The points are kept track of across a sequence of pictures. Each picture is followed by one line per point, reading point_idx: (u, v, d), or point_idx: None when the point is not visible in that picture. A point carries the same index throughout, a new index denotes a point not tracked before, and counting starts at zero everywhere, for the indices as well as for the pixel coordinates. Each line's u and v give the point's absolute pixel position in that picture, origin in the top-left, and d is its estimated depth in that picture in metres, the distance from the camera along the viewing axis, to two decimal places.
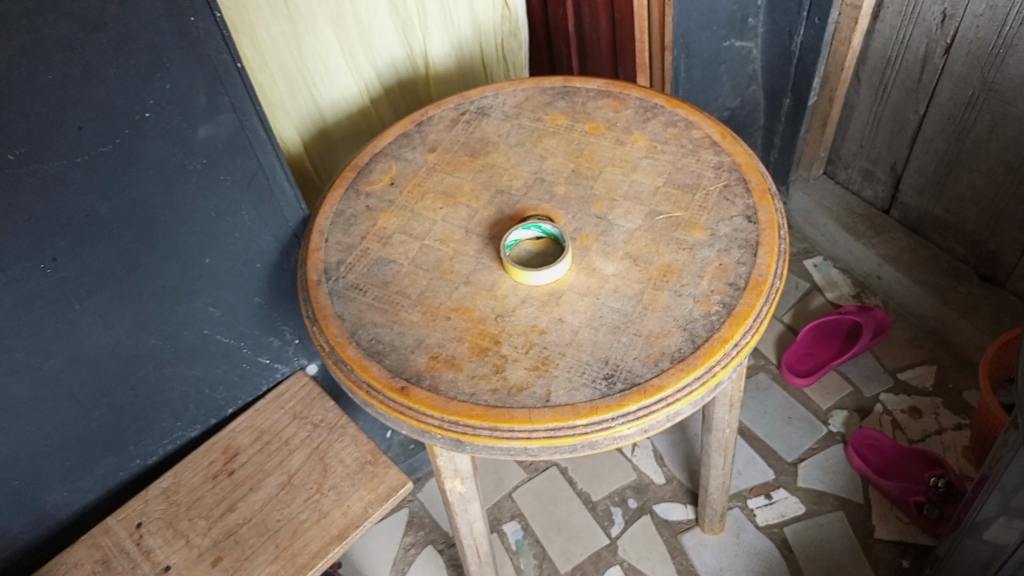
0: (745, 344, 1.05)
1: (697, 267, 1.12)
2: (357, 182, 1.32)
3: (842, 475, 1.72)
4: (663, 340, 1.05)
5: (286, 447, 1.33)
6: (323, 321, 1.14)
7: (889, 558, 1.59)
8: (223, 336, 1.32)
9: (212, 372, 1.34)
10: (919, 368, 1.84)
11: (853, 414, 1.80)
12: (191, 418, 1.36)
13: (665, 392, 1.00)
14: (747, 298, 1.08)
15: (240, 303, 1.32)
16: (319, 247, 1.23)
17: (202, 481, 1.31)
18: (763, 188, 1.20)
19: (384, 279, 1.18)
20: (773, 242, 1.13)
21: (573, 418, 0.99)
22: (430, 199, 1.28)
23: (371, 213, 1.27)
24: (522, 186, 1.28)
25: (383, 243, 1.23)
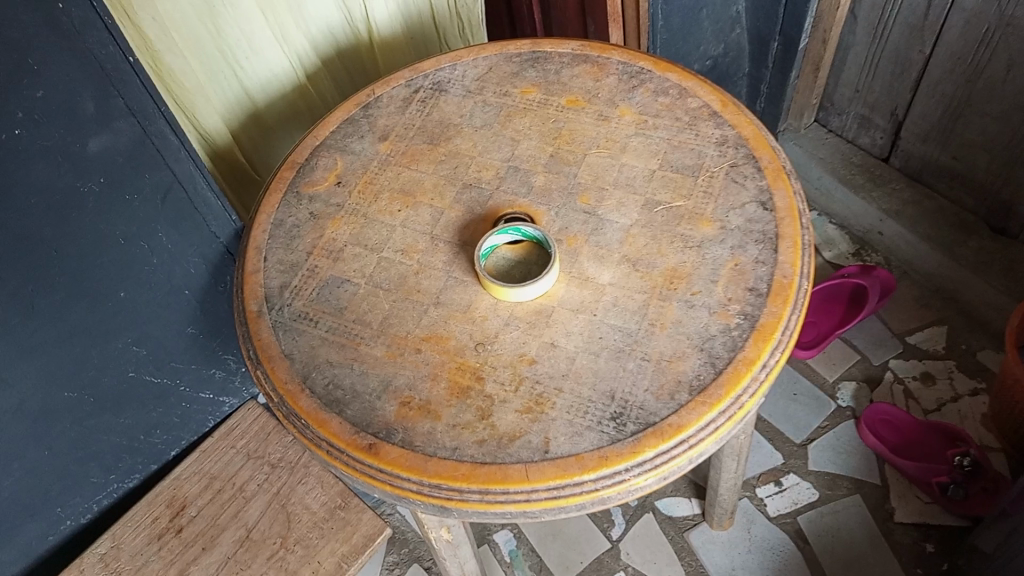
0: (775, 363, 0.88)
1: (708, 270, 0.95)
2: (298, 184, 1.10)
3: (856, 455, 1.60)
4: (678, 365, 0.89)
5: (241, 495, 1.16)
6: (269, 364, 0.95)
7: (911, 543, 1.49)
8: (153, 376, 1.11)
9: (146, 418, 1.14)
10: (929, 330, 1.71)
11: (862, 385, 1.67)
12: (127, 468, 1.17)
13: (686, 432, 0.84)
14: (772, 307, 0.91)
15: (171, 338, 1.11)
16: (257, 268, 1.03)
17: (146, 543, 1.12)
18: (777, 167, 1.02)
19: (339, 305, 0.99)
20: (796, 234, 0.96)
21: (579, 473, 0.83)
22: (386, 199, 1.08)
23: (316, 221, 1.07)
24: (493, 177, 1.08)
25: (334, 259, 1.03)
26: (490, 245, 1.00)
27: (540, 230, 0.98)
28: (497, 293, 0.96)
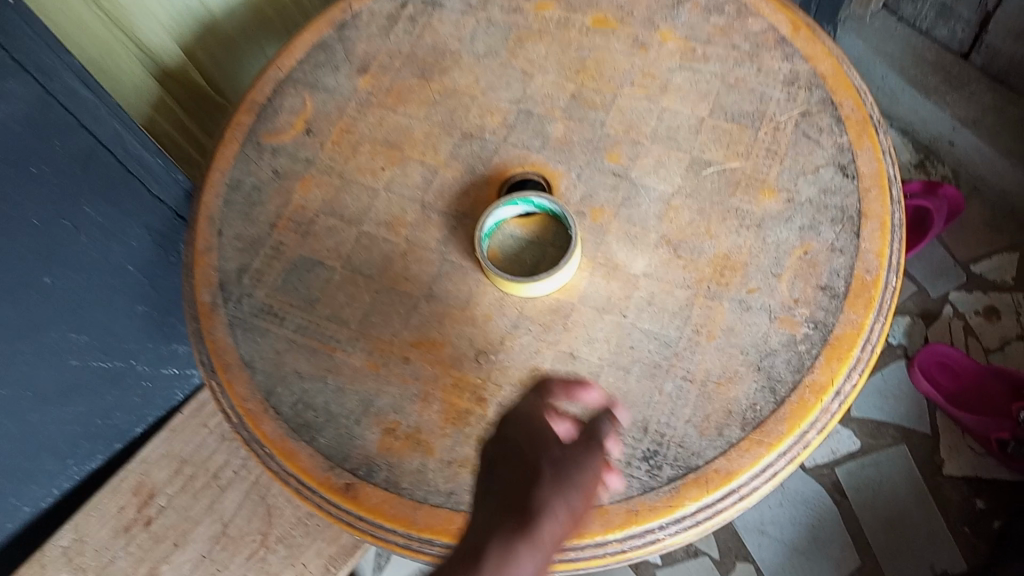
0: (851, 390, 0.70)
1: (769, 259, 0.75)
2: (258, 132, 0.89)
3: (905, 401, 1.45)
4: (728, 389, 0.71)
5: (217, 483, 1.03)
6: (225, 375, 0.78)
7: (960, 500, 1.36)
8: (100, 361, 0.96)
9: (99, 403, 1.00)
10: (997, 258, 1.51)
11: (917, 321, 1.49)
12: (86, 452, 1.03)
13: (737, 481, 0.68)
14: (851, 314, 0.72)
15: (118, 318, 0.95)
16: (210, 246, 0.84)
17: (113, 536, 1.00)
18: (863, 117, 0.80)
19: (309, 296, 0.81)
20: (884, 213, 0.75)
21: (601, 531, 0.67)
22: (367, 153, 0.87)
23: (281, 182, 0.87)
24: (499, 125, 0.86)
25: (304, 234, 0.84)
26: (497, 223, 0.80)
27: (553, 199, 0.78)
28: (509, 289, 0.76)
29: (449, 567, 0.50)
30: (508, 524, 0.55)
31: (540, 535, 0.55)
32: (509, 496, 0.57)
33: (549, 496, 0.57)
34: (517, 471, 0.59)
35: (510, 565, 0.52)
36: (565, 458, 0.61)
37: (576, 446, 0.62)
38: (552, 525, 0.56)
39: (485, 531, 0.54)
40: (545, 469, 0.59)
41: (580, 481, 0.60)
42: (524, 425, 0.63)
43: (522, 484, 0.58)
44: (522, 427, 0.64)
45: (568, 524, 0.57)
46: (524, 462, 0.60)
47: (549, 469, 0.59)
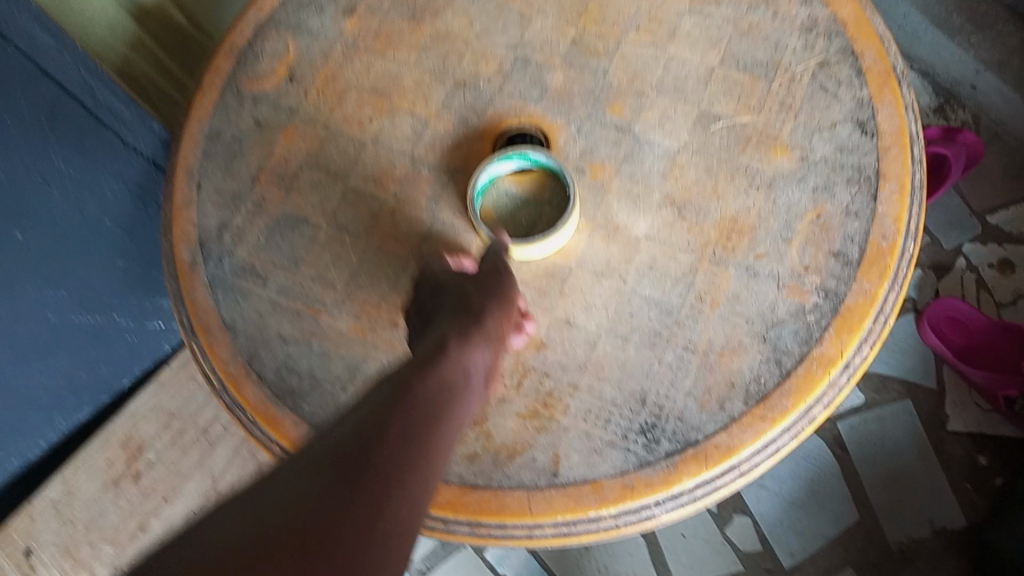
0: (861, 363, 0.67)
1: (780, 222, 0.71)
2: (238, 78, 0.84)
3: (913, 354, 1.42)
4: (731, 361, 0.68)
5: (206, 439, 1.01)
6: (206, 338, 0.75)
7: (962, 455, 1.35)
8: (80, 315, 0.94)
9: (82, 357, 0.96)
10: (1014, 209, 1.46)
11: (929, 273, 1.45)
12: (73, 405, 1.00)
13: (737, 457, 0.65)
14: (864, 283, 0.68)
15: (98, 270, 0.93)
16: (189, 201, 0.80)
17: (101, 490, 0.99)
18: (885, 68, 0.74)
19: (294, 256, 0.77)
20: (904, 174, 0.71)
21: (595, 508, 0.65)
22: (354, 103, 0.82)
23: (263, 133, 0.82)
24: (495, 73, 0.81)
25: (287, 188, 0.79)
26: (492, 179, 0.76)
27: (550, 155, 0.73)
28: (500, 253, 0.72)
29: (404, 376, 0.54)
30: (459, 326, 0.61)
31: (489, 329, 0.62)
32: (448, 309, 0.63)
33: (486, 299, 0.64)
34: (445, 296, 0.65)
35: (468, 357, 0.58)
36: (484, 274, 0.67)
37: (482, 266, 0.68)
38: (494, 320, 0.63)
39: (435, 346, 0.58)
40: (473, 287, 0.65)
41: (506, 288, 0.66)
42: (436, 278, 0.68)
43: (460, 299, 0.64)
44: (433, 277, 0.68)
45: (507, 317, 0.64)
46: (447, 290, 0.66)
47: (472, 284, 0.65)
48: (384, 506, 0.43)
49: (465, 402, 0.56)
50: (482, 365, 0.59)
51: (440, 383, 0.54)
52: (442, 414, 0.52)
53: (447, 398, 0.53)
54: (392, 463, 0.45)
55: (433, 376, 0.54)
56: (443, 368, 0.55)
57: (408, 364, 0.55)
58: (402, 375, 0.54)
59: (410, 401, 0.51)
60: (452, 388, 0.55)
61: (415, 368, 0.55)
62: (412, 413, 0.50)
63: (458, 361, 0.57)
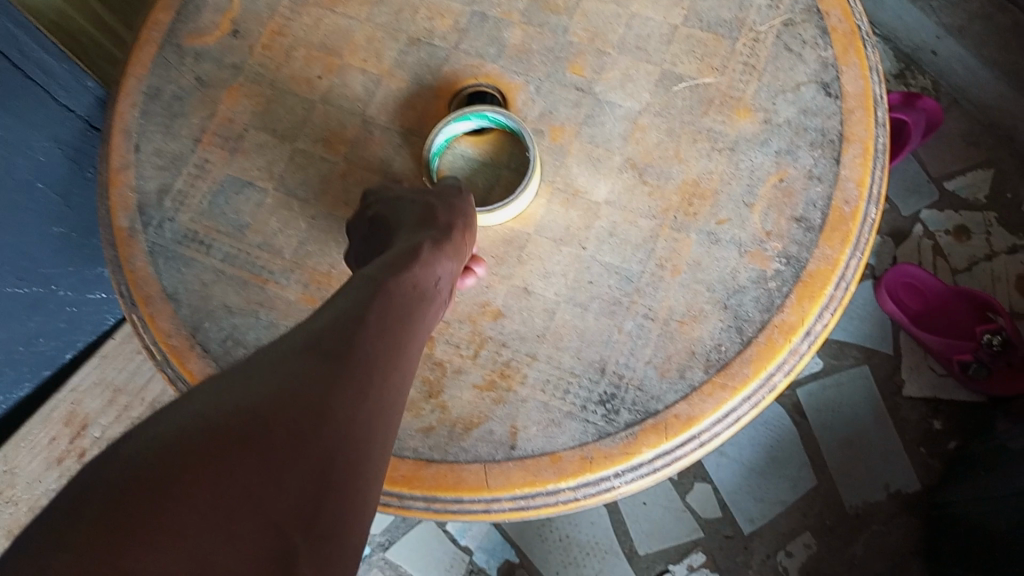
0: (821, 330, 0.66)
1: (742, 186, 0.69)
2: (177, 33, 0.79)
3: (870, 321, 1.42)
4: (691, 329, 0.66)
5: (155, 413, 0.98)
6: (147, 309, 0.71)
7: (918, 419, 1.37)
8: (17, 286, 0.88)
9: (19, 329, 0.91)
10: (971, 175, 1.47)
11: (887, 240, 1.45)
12: (12, 380, 0.95)
13: (698, 426, 0.64)
14: (825, 248, 0.67)
15: (32, 240, 0.87)
16: (127, 164, 0.75)
17: (45, 468, 0.94)
18: (850, 29, 0.73)
19: (239, 222, 0.73)
20: (868, 137, 0.69)
21: (554, 480, 0.64)
22: (301, 60, 0.78)
23: (206, 92, 0.77)
24: (450, 29, 0.77)
25: (232, 150, 0.75)
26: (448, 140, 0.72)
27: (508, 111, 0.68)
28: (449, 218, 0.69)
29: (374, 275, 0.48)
30: (425, 235, 0.55)
31: (455, 242, 0.56)
32: (409, 219, 0.57)
33: (449, 212, 0.59)
34: (402, 207, 0.59)
35: (437, 264, 0.52)
36: (443, 190, 0.61)
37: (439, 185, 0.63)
38: (462, 232, 0.58)
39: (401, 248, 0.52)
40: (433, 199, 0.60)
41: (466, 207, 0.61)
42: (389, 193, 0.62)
43: (422, 211, 0.58)
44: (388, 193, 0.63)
45: (470, 230, 0.59)
46: (405, 202, 0.60)
47: (434, 197, 0.60)
48: (360, 402, 0.38)
49: (437, 310, 0.50)
50: (450, 275, 0.53)
51: (412, 285, 0.48)
52: (415, 319, 0.46)
53: (422, 302, 0.48)
54: (363, 363, 0.40)
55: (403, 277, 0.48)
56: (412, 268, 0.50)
57: (375, 265, 0.49)
58: (367, 275, 0.48)
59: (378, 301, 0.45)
60: (424, 293, 0.49)
61: (386, 269, 0.49)
62: (385, 313, 0.44)
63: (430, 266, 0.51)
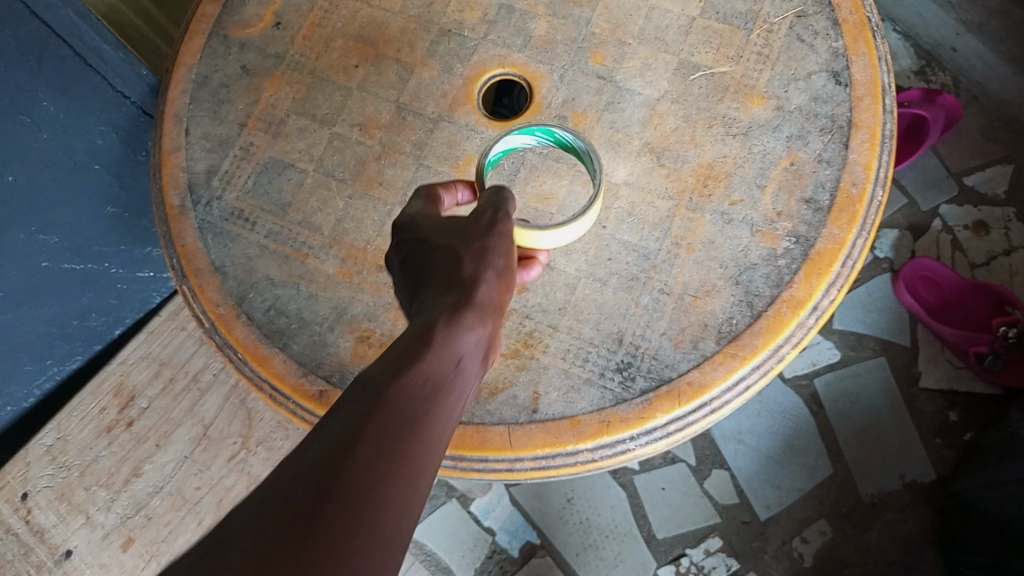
0: (829, 305, 0.69)
1: (754, 169, 0.73)
2: (223, 25, 0.85)
3: (887, 313, 1.45)
4: (704, 303, 0.70)
5: (196, 386, 1.03)
6: (195, 280, 0.76)
7: (934, 410, 1.39)
8: (74, 263, 0.95)
9: (72, 304, 0.97)
10: (990, 171, 1.49)
11: (906, 234, 1.47)
12: (65, 352, 1.01)
13: (709, 394, 0.68)
14: (833, 228, 0.70)
15: (88, 218, 0.94)
16: (176, 146, 0.81)
17: (95, 436, 1.01)
18: (860, 20, 0.76)
19: (280, 201, 0.78)
20: (875, 123, 0.73)
21: (573, 442, 0.68)
22: (338, 49, 0.83)
23: (250, 80, 0.83)
24: (479, 21, 0.82)
25: (273, 134, 0.81)
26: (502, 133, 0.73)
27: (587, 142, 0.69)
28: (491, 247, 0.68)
29: (381, 370, 0.42)
30: (445, 304, 0.48)
31: (483, 302, 0.49)
32: (433, 279, 0.51)
33: (478, 266, 0.52)
34: (427, 261, 0.53)
35: (459, 340, 0.46)
36: (475, 230, 0.54)
37: (474, 223, 0.55)
38: (490, 289, 0.51)
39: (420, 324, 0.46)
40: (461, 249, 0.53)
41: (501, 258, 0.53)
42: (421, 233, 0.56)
43: (448, 265, 0.52)
44: (418, 228, 0.56)
45: (503, 285, 0.52)
46: (431, 250, 0.54)
47: (462, 244, 0.53)
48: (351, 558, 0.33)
49: (457, 400, 0.44)
50: (476, 348, 0.47)
51: (430, 370, 0.43)
52: (430, 417, 0.41)
53: (435, 398, 0.42)
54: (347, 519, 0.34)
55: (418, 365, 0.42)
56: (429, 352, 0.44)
57: (381, 359, 0.43)
58: (370, 374, 0.42)
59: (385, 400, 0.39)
60: (441, 384, 0.43)
61: (395, 359, 0.43)
62: (390, 416, 0.39)
63: (451, 345, 0.45)
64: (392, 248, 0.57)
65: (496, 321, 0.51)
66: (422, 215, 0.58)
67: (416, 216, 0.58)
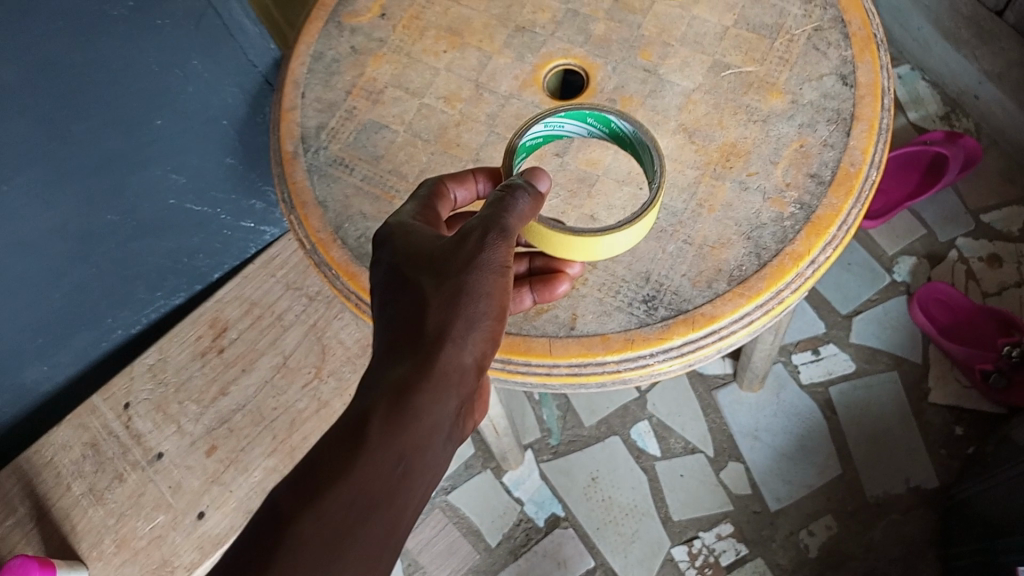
0: (825, 260, 0.83)
1: (770, 149, 0.88)
2: (339, 13, 1.04)
3: (901, 332, 1.56)
4: (721, 252, 0.84)
5: (280, 323, 1.20)
6: (302, 211, 0.92)
7: (941, 424, 1.49)
8: (194, 204, 1.14)
9: (188, 241, 1.17)
10: (1006, 210, 1.61)
11: (923, 261, 1.60)
12: (173, 286, 1.21)
13: (719, 323, 0.81)
14: (832, 199, 0.84)
15: (209, 166, 1.13)
16: (294, 105, 0.98)
17: (191, 359, 1.19)
18: (867, 35, 0.92)
19: (375, 152, 0.95)
20: (874, 116, 0.87)
21: (603, 353, 0.82)
22: (431, 37, 1.01)
23: (357, 57, 1.01)
24: (548, 21, 1.00)
25: (373, 101, 0.98)
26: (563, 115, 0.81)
27: (657, 157, 0.75)
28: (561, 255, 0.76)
29: (342, 445, 0.51)
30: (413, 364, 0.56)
31: (448, 363, 0.56)
32: (400, 337, 0.58)
33: (447, 320, 0.58)
34: (410, 303, 0.59)
35: (420, 411, 0.54)
36: (454, 274, 0.60)
37: (456, 257, 0.60)
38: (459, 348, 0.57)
39: (368, 403, 0.53)
40: (431, 302, 0.59)
41: (471, 311, 0.59)
42: (400, 253, 0.63)
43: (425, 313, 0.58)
44: (408, 254, 0.62)
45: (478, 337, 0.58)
46: (412, 288, 0.60)
47: (444, 289, 0.59)
48: None
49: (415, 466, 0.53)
50: (438, 414, 0.54)
51: (364, 478, 0.50)
52: (368, 507, 0.50)
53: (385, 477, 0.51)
54: None
55: (347, 475, 0.50)
56: (363, 452, 0.51)
57: (345, 429, 0.52)
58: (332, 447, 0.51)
59: (318, 503, 0.49)
60: (397, 460, 0.52)
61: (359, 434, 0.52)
62: (324, 513, 0.48)
63: (396, 435, 0.52)
64: (378, 248, 0.65)
65: (460, 384, 0.57)
66: (419, 233, 0.65)
67: (413, 229, 0.65)
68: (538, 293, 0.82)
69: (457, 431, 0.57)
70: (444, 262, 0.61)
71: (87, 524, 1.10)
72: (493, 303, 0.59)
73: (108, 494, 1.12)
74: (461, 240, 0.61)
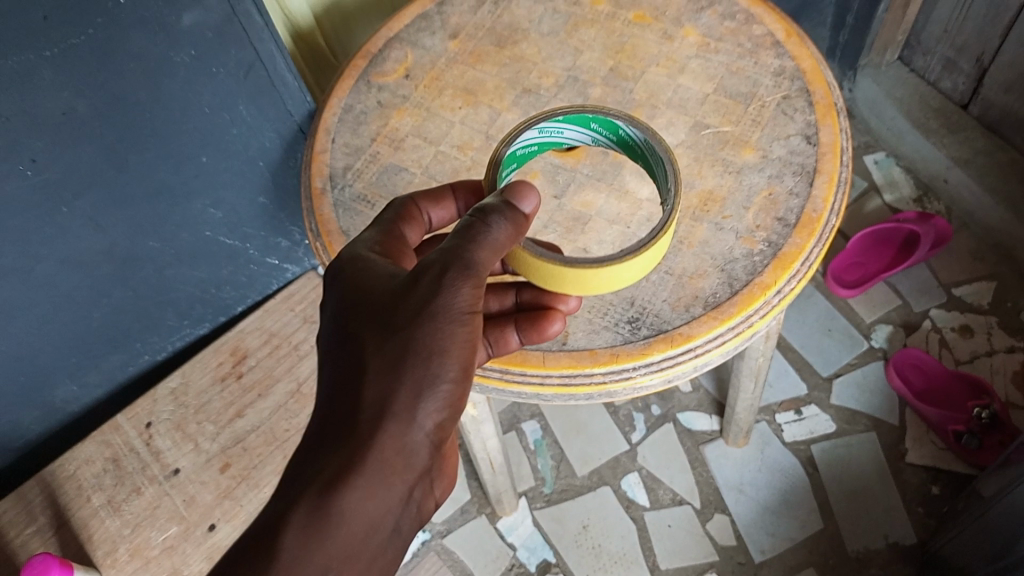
0: (790, 291, 0.94)
1: (743, 196, 1.00)
2: (369, 73, 1.18)
3: (879, 395, 1.65)
4: (698, 281, 0.95)
5: (296, 352, 1.30)
6: (327, 238, 1.03)
7: (918, 483, 1.55)
8: (226, 238, 1.27)
9: (218, 273, 1.30)
10: (976, 285, 1.72)
11: (898, 329, 1.70)
12: (198, 316, 1.33)
13: (695, 342, 0.91)
14: (797, 238, 0.96)
15: (243, 204, 1.25)
16: (325, 149, 1.11)
17: (211, 383, 1.28)
18: (829, 103, 1.05)
19: (395, 190, 1.07)
20: (834, 170, 0.99)
21: (590, 365, 0.91)
22: (449, 95, 1.15)
23: (383, 110, 1.14)
24: (552, 85, 1.14)
25: (395, 147, 1.11)
26: (564, 120, 0.90)
27: (670, 198, 0.81)
28: (559, 286, 0.82)
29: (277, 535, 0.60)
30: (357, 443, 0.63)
31: (387, 442, 0.63)
32: (348, 399, 0.65)
33: (392, 389, 0.65)
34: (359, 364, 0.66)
35: (352, 498, 0.62)
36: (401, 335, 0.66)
37: (407, 311, 0.66)
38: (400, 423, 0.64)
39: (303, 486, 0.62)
40: (377, 364, 0.65)
41: (419, 372, 0.65)
42: (356, 298, 0.69)
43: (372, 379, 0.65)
44: (363, 302, 0.69)
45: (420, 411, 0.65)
46: (363, 347, 0.67)
47: (391, 351, 0.65)
48: None
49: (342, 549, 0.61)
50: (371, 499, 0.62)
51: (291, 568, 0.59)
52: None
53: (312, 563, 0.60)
54: None
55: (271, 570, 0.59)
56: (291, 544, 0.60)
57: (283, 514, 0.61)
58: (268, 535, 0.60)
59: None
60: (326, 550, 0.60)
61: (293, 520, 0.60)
62: None
63: (326, 526, 0.61)
64: (333, 283, 0.72)
65: (403, 460, 0.64)
66: (375, 271, 0.71)
67: (369, 269, 0.71)
68: (527, 334, 0.89)
69: (401, 506, 0.65)
70: (394, 315, 0.67)
71: (102, 533, 1.17)
72: (442, 368, 0.66)
73: (125, 505, 1.19)
74: (415, 289, 0.67)
